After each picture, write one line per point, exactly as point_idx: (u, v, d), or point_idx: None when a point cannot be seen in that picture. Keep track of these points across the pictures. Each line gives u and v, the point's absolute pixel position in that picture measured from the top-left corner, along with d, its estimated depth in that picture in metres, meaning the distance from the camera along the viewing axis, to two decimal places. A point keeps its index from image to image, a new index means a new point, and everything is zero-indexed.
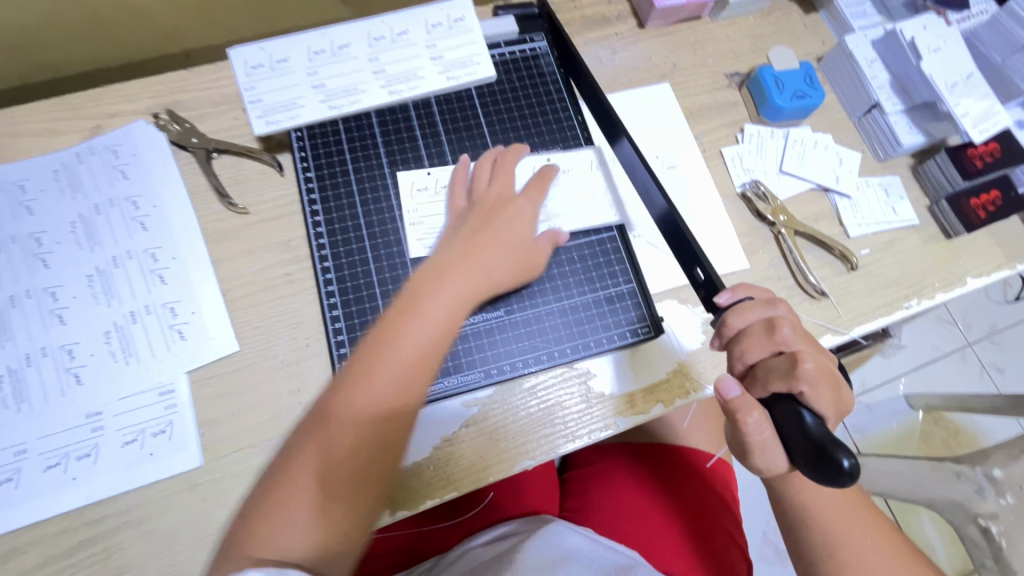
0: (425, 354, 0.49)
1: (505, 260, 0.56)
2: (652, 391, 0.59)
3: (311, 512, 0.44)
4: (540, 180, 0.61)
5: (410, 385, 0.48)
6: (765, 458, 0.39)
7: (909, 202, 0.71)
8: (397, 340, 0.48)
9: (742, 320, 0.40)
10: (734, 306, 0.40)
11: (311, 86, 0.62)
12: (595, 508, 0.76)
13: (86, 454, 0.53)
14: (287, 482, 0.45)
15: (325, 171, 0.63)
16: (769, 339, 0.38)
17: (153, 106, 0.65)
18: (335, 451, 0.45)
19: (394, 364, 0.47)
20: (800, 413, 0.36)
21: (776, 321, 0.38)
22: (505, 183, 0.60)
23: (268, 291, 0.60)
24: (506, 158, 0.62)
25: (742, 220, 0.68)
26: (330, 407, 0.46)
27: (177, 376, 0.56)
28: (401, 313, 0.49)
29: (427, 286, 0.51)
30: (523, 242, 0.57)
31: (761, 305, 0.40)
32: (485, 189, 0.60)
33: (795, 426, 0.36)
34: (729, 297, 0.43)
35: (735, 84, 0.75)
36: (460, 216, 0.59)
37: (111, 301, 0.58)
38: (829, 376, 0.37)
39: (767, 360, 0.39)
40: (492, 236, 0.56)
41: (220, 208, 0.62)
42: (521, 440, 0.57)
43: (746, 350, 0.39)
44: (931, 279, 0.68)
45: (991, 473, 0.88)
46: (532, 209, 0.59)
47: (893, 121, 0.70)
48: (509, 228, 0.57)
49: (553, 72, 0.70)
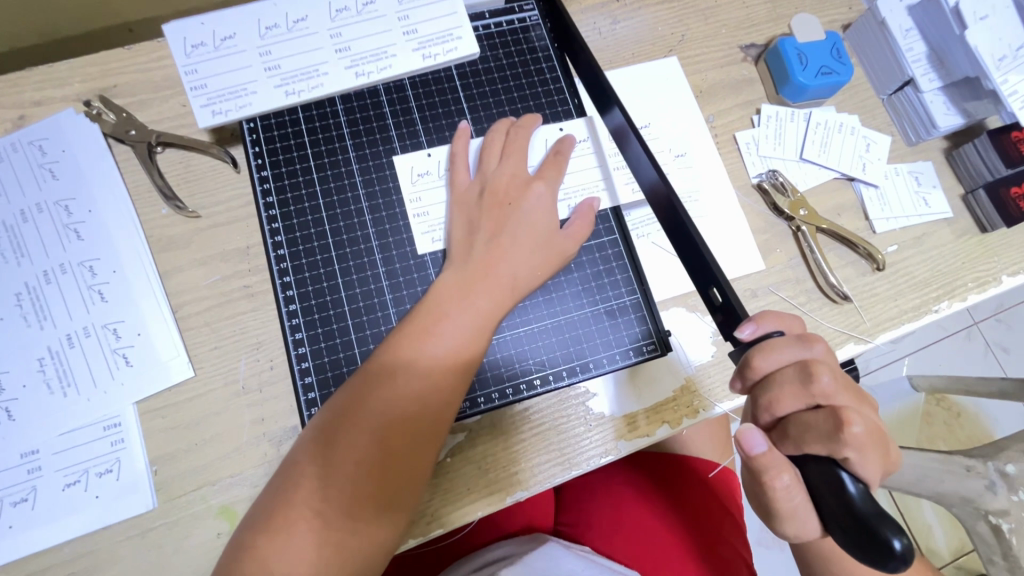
0: (445, 377, 0.45)
1: (529, 268, 0.50)
2: (657, 412, 0.54)
3: (315, 525, 0.41)
4: (556, 158, 0.54)
5: (439, 385, 0.45)
6: (794, 522, 0.37)
7: (943, 192, 0.64)
8: (425, 339, 0.46)
9: (771, 362, 0.38)
10: (761, 344, 0.39)
11: (264, 68, 0.53)
12: (592, 522, 0.70)
13: (23, 498, 0.48)
14: (298, 489, 0.42)
15: (283, 169, 0.55)
16: (805, 389, 0.37)
17: (85, 93, 0.56)
18: (353, 456, 0.42)
19: (421, 363, 0.45)
20: (841, 478, 0.34)
21: (812, 368, 0.37)
22: (519, 163, 0.53)
23: (226, 307, 0.53)
24: (519, 132, 0.54)
25: (758, 215, 0.61)
26: (349, 414, 0.43)
27: (124, 407, 0.50)
28: (420, 331, 0.46)
29: (445, 301, 0.47)
30: (547, 233, 0.51)
31: (793, 345, 0.38)
32: (495, 170, 0.53)
33: (834, 492, 0.34)
34: (753, 330, 0.40)
35: (751, 58, 0.66)
36: (465, 202, 0.52)
37: (44, 323, 0.51)
38: (875, 437, 0.36)
39: (801, 412, 0.37)
40: (511, 238, 0.50)
41: (168, 211, 0.54)
42: (513, 470, 0.51)
43: (778, 399, 0.38)
44: (963, 278, 0.62)
45: (1004, 467, 0.70)
46: (552, 198, 0.52)
47: (928, 100, 0.62)
48: (529, 226, 0.51)
49: (546, 48, 0.61)
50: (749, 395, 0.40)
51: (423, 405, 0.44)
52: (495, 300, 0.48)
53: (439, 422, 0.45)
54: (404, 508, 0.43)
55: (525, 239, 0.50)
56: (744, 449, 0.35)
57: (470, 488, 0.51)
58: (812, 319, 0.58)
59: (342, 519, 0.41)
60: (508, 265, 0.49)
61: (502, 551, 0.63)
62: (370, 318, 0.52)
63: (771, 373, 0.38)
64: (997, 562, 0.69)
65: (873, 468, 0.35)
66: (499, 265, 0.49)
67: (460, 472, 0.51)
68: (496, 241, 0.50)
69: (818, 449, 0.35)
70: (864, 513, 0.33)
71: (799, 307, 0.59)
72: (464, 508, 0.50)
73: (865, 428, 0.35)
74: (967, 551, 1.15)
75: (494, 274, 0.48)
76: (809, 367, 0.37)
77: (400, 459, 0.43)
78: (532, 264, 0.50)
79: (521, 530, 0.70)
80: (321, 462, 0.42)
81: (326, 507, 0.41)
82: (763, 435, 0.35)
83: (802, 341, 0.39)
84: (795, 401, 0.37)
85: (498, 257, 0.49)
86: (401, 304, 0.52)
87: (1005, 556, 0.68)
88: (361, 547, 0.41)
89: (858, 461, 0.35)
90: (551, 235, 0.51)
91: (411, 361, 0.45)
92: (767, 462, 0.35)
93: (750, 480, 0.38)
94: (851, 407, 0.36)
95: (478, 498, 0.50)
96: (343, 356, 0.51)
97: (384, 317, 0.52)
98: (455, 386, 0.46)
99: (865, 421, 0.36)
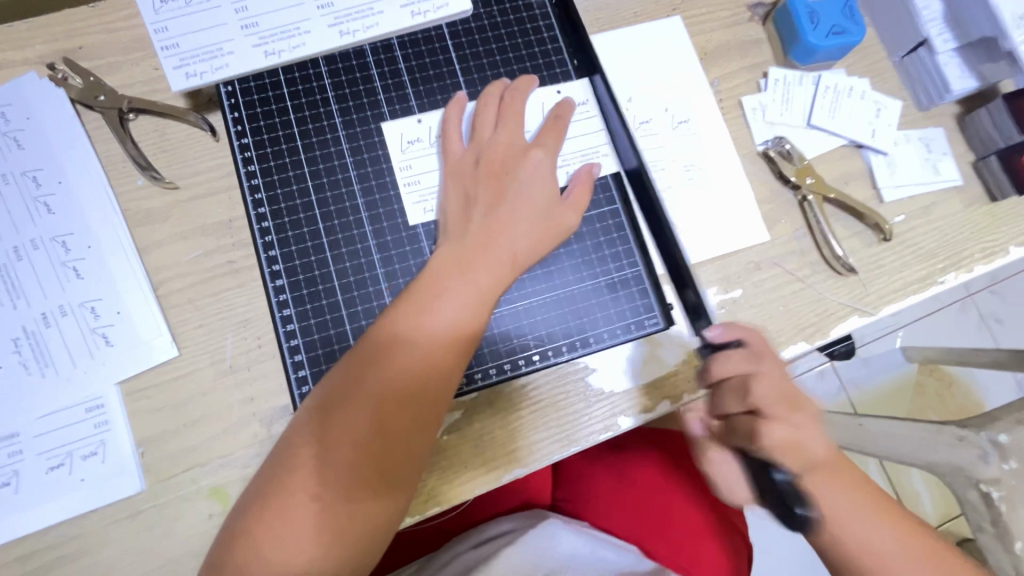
0: (444, 357, 0.44)
1: (527, 242, 0.48)
2: (658, 387, 0.52)
3: (314, 503, 0.40)
4: (556, 122, 0.52)
5: (439, 362, 0.43)
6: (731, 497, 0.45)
7: (953, 159, 0.62)
8: (423, 314, 0.44)
9: (722, 370, 0.44)
10: (717, 352, 0.45)
11: (240, 26, 0.50)
12: (590, 498, 0.70)
13: (5, 482, 0.46)
14: (296, 467, 0.40)
15: (264, 137, 0.52)
16: (744, 398, 0.43)
17: (48, 55, 0.52)
18: (351, 433, 0.41)
19: (421, 339, 0.44)
20: (770, 471, 0.42)
21: (751, 381, 0.43)
22: (516, 129, 0.51)
23: (209, 283, 0.50)
24: (516, 96, 0.52)
25: (763, 183, 0.59)
26: (348, 391, 0.42)
27: (106, 388, 0.48)
28: (417, 309, 0.44)
29: (441, 277, 0.45)
30: (548, 204, 0.49)
31: (744, 358, 0.44)
32: (491, 137, 0.50)
33: (762, 479, 0.42)
34: (719, 332, 0.46)
35: (758, 17, 0.63)
36: (459, 172, 0.50)
37: (18, 301, 0.48)
38: (791, 447, 0.41)
39: (741, 416, 0.43)
40: (510, 210, 0.48)
41: (144, 182, 0.51)
42: (510, 447, 0.50)
43: (724, 401, 0.44)
44: (971, 249, 0.60)
45: (996, 436, 0.66)
46: (551, 166, 0.50)
47: (943, 62, 0.59)
48: (527, 197, 0.48)
49: (543, 4, 0.57)
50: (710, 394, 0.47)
51: (421, 384, 0.43)
52: (493, 276, 0.46)
53: (440, 398, 0.43)
54: (406, 484, 0.42)
55: (524, 211, 0.48)
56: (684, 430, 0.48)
57: (467, 466, 0.49)
58: (816, 292, 0.57)
59: (343, 497, 0.40)
60: (508, 240, 0.47)
61: (499, 528, 0.64)
62: (362, 294, 0.50)
63: (720, 380, 0.45)
64: (987, 529, 0.65)
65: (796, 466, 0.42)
66: (498, 239, 0.47)
67: (457, 450, 0.50)
68: (494, 213, 0.47)
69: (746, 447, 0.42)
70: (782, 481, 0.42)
71: (803, 279, 0.57)
72: (461, 485, 0.49)
73: (785, 435, 0.41)
74: (952, 517, 1.17)
75: (493, 250, 0.46)
76: (748, 381, 0.43)
77: (400, 435, 0.42)
78: (532, 237, 0.48)
79: (519, 507, 0.70)
80: (314, 446, 0.41)
81: (324, 485, 0.40)
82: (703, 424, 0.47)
83: (751, 356, 0.44)
84: (736, 405, 0.43)
85: (497, 230, 0.47)
86: (393, 278, 0.50)
87: (994, 523, 0.64)
88: (362, 527, 0.40)
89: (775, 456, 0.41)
90: (552, 205, 0.49)
91: (408, 339, 0.43)
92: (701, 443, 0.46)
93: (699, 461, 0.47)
94: (778, 416, 0.41)
95: (476, 475, 0.49)
96: (333, 333, 0.49)
97: (376, 292, 0.50)
98: (454, 364, 0.44)
99: (787, 433, 0.41)
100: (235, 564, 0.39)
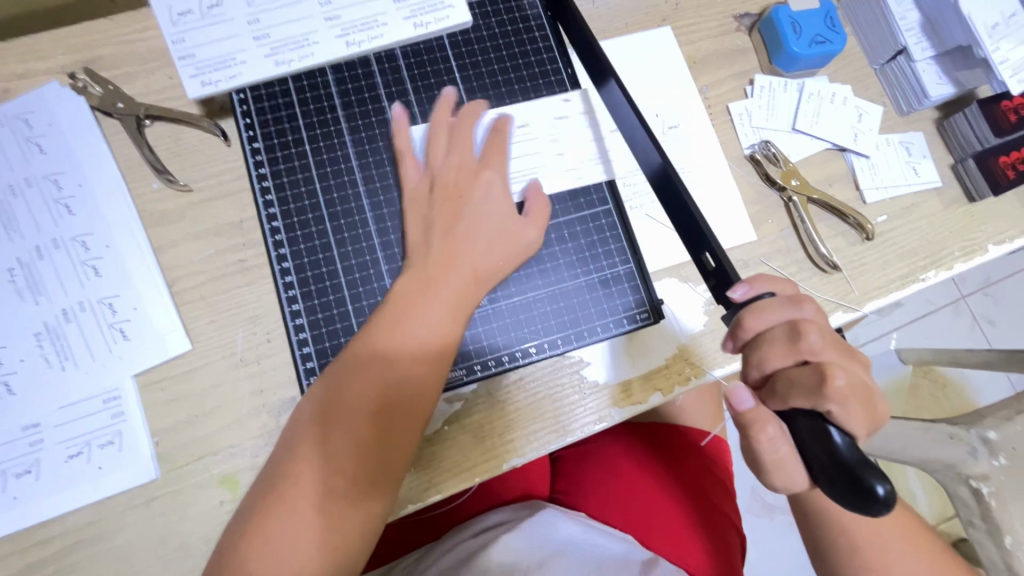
0: (425, 364, 0.47)
1: (491, 254, 0.51)
2: (650, 379, 0.55)
3: (312, 502, 0.42)
4: (497, 139, 0.54)
5: (419, 367, 0.46)
6: (782, 475, 0.38)
7: (932, 162, 0.64)
8: (399, 326, 0.47)
9: (760, 322, 0.39)
10: (753, 304, 0.40)
11: (253, 37, 0.52)
12: (587, 488, 0.72)
13: (26, 470, 0.48)
14: (292, 471, 0.43)
15: (275, 141, 0.54)
16: (793, 346, 0.37)
17: (69, 64, 0.55)
18: (341, 436, 0.44)
19: (396, 350, 0.46)
20: (829, 431, 0.35)
21: (801, 326, 0.38)
22: (466, 151, 0.53)
23: (221, 280, 0.53)
24: (464, 120, 0.54)
25: (750, 185, 0.62)
26: (336, 396, 0.45)
27: (123, 380, 0.50)
28: (394, 325, 0.47)
29: (411, 294, 0.48)
30: (503, 220, 0.52)
31: (783, 305, 0.39)
32: (443, 162, 0.53)
33: (821, 444, 0.35)
34: (746, 291, 0.41)
35: (745, 27, 0.66)
36: (416, 198, 0.52)
37: (39, 298, 0.51)
38: (859, 392, 0.36)
39: (789, 368, 0.38)
40: (467, 228, 0.51)
41: (159, 185, 0.54)
42: (509, 436, 0.52)
43: (767, 356, 0.38)
44: (950, 247, 0.62)
45: (986, 434, 0.68)
46: (501, 183, 0.53)
47: (921, 69, 0.62)
48: (484, 214, 0.51)
49: (538, 16, 0.60)
50: (741, 354, 0.41)
51: (404, 387, 0.46)
52: (461, 289, 0.49)
53: (425, 400, 0.46)
54: (399, 480, 0.45)
55: (481, 228, 0.51)
56: (732, 404, 0.37)
57: (467, 456, 0.52)
58: (802, 289, 0.59)
59: (339, 496, 0.43)
60: (468, 259, 0.50)
61: (495, 519, 0.66)
62: (367, 290, 0.52)
63: (759, 334, 0.39)
64: (977, 525, 0.66)
65: (858, 422, 0.36)
66: (460, 255, 0.50)
67: (455, 441, 0.52)
68: (451, 233, 0.50)
69: (802, 403, 0.36)
70: (849, 462, 0.34)
71: (789, 277, 0.60)
72: (461, 476, 0.51)
73: (849, 383, 0.36)
74: (949, 516, 1.18)
75: (455, 267, 0.49)
76: (795, 324, 0.38)
77: (388, 436, 0.45)
78: (497, 249, 0.51)
79: (517, 499, 0.72)
80: (309, 448, 0.44)
81: (320, 485, 0.43)
82: (750, 393, 0.37)
83: (792, 302, 0.39)
84: (783, 358, 0.38)
85: (456, 248, 0.50)
86: (396, 275, 0.53)
87: (984, 519, 0.65)
88: (360, 524, 0.43)
89: (841, 415, 0.35)
90: (510, 222, 0.52)
91: (387, 350, 0.46)
92: (752, 417, 0.37)
93: (740, 438, 0.39)
94: (837, 364, 0.36)
95: (476, 464, 0.52)
96: (340, 326, 0.51)
97: (380, 289, 0.52)
98: (433, 368, 0.47)
99: (850, 377, 0.36)
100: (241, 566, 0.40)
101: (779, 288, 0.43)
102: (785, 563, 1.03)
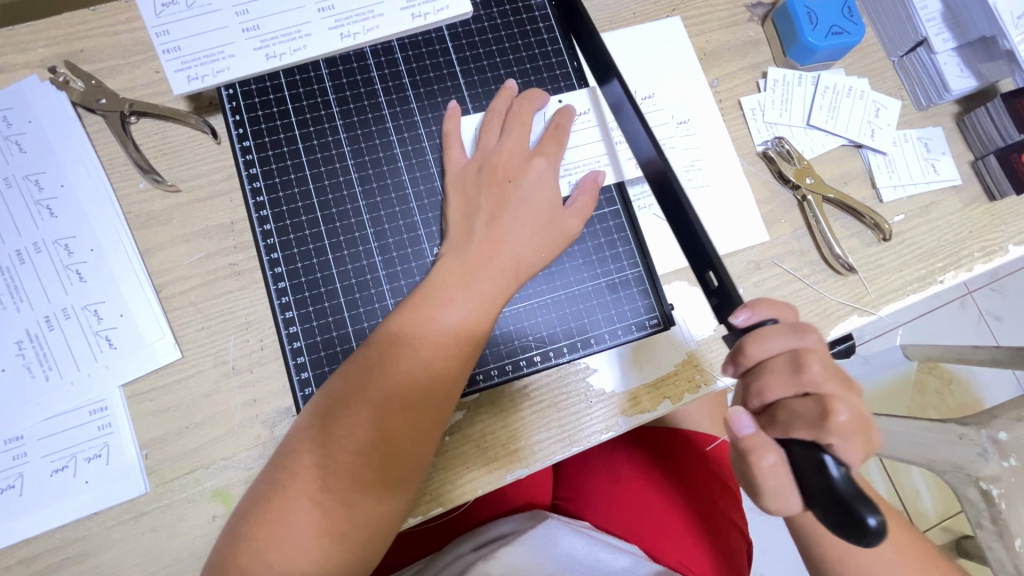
0: (446, 363, 0.44)
1: (530, 251, 0.48)
2: (658, 387, 0.52)
3: (316, 506, 0.40)
4: (556, 131, 0.52)
5: (442, 369, 0.44)
6: (777, 501, 0.36)
7: (952, 158, 0.62)
8: (424, 322, 0.44)
9: (761, 350, 0.37)
10: (753, 332, 0.38)
11: (242, 30, 0.50)
12: (590, 498, 0.70)
13: (10, 484, 0.46)
14: (296, 472, 0.41)
15: (267, 139, 0.52)
16: (794, 377, 0.36)
17: (49, 57, 0.52)
18: (354, 438, 0.41)
19: (421, 348, 0.44)
20: (823, 461, 0.33)
21: (804, 357, 0.36)
22: (520, 136, 0.51)
23: (210, 286, 0.51)
24: (524, 105, 0.52)
25: (762, 183, 0.59)
26: (350, 395, 0.42)
27: (110, 391, 0.48)
28: (417, 319, 0.44)
29: (443, 287, 0.46)
30: (549, 213, 0.49)
31: (785, 334, 0.37)
32: (495, 146, 0.51)
33: (816, 475, 0.33)
34: (747, 316, 0.39)
35: (758, 17, 0.63)
36: (463, 179, 0.50)
37: (20, 304, 0.49)
38: (863, 426, 0.34)
39: (790, 400, 0.36)
40: (512, 219, 0.48)
41: (146, 185, 0.51)
42: (513, 447, 0.50)
43: (766, 387, 0.37)
44: (969, 247, 0.60)
45: (996, 434, 0.66)
46: (552, 175, 0.51)
47: (941, 61, 0.59)
48: (528, 205, 0.49)
49: (542, 5, 0.58)
50: (742, 381, 0.39)
51: (424, 391, 0.43)
52: (498, 285, 0.46)
53: (443, 405, 0.44)
54: (405, 489, 0.43)
55: (524, 221, 0.49)
56: (733, 430, 0.36)
57: (469, 468, 0.50)
58: (815, 291, 0.57)
59: (344, 502, 0.40)
60: (508, 254, 0.47)
61: (498, 531, 0.64)
62: (364, 296, 0.50)
63: (760, 362, 0.37)
64: (986, 527, 0.64)
65: (858, 455, 0.34)
66: (500, 248, 0.47)
67: (458, 453, 0.50)
68: (495, 223, 0.48)
69: (803, 436, 0.34)
70: (844, 495, 0.32)
71: (802, 279, 0.57)
72: (462, 487, 0.49)
73: (853, 416, 0.34)
74: (953, 513, 1.16)
75: (495, 259, 0.47)
76: (797, 355, 0.36)
77: (403, 444, 0.42)
78: (536, 246, 0.48)
79: (520, 508, 0.70)
80: (316, 450, 0.41)
81: (325, 490, 0.40)
82: (751, 418, 0.37)
83: (795, 330, 0.37)
84: (784, 388, 0.36)
85: (498, 241, 0.48)
86: (395, 281, 0.51)
87: (993, 521, 0.64)
88: (361, 535, 0.41)
89: (843, 448, 0.33)
90: (554, 215, 0.50)
91: (412, 346, 0.44)
92: (753, 443, 0.36)
93: (740, 462, 0.38)
94: (840, 396, 0.35)
95: (477, 477, 0.50)
96: (336, 334, 0.49)
97: (378, 295, 0.50)
98: (457, 373, 0.44)
99: (854, 410, 0.34)
100: (234, 566, 0.38)
101: (783, 313, 0.40)
102: (792, 564, 1.01)
